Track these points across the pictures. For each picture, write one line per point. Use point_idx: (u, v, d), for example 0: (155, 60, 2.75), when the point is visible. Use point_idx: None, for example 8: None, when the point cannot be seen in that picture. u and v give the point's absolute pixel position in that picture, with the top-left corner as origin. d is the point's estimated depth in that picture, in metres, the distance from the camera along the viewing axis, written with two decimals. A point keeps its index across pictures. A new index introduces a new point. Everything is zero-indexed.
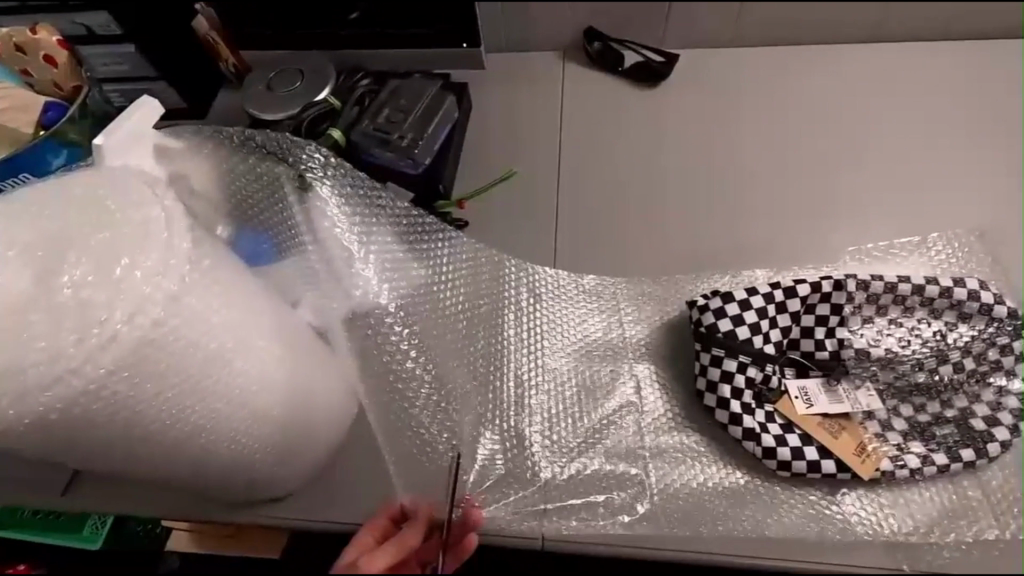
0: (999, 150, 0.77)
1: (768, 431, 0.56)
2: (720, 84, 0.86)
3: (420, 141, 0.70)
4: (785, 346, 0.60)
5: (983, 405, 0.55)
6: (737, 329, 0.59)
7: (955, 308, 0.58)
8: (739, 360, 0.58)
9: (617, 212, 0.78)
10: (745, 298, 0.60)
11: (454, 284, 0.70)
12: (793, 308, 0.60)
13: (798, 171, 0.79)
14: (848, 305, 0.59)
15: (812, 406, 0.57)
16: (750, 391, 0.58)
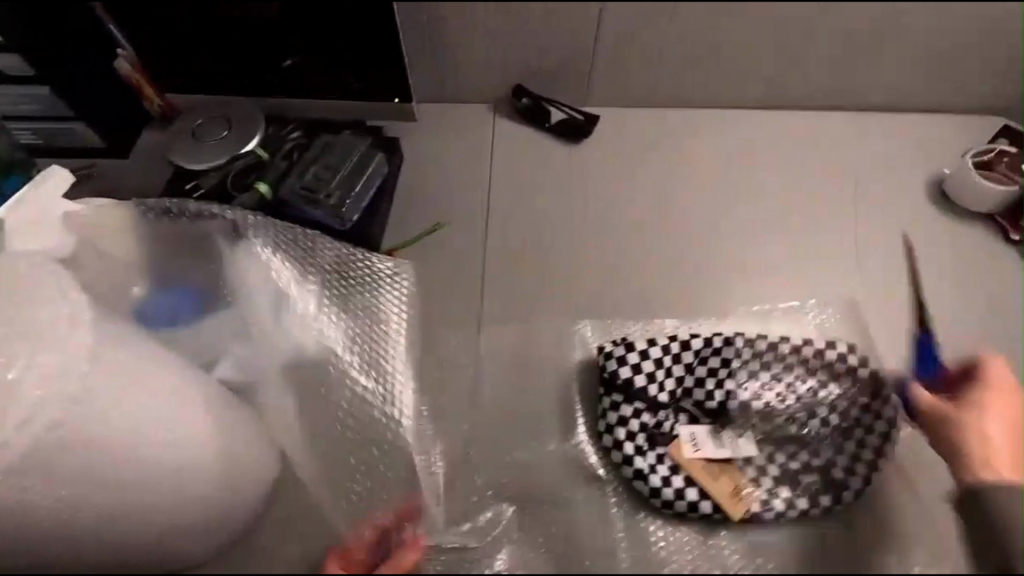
0: (873, 214, 0.88)
1: (656, 472, 0.63)
2: (635, 145, 0.94)
3: (347, 200, 0.72)
4: (679, 394, 0.67)
5: (844, 456, 0.61)
6: (636, 377, 0.66)
7: (826, 366, 0.66)
8: (633, 405, 0.66)
9: (539, 267, 0.83)
10: (645, 349, 0.67)
11: (391, 334, 0.71)
12: (687, 360, 0.67)
13: (699, 231, 0.87)
14: (734, 359, 0.67)
15: (698, 450, 0.63)
16: (643, 434, 0.65)
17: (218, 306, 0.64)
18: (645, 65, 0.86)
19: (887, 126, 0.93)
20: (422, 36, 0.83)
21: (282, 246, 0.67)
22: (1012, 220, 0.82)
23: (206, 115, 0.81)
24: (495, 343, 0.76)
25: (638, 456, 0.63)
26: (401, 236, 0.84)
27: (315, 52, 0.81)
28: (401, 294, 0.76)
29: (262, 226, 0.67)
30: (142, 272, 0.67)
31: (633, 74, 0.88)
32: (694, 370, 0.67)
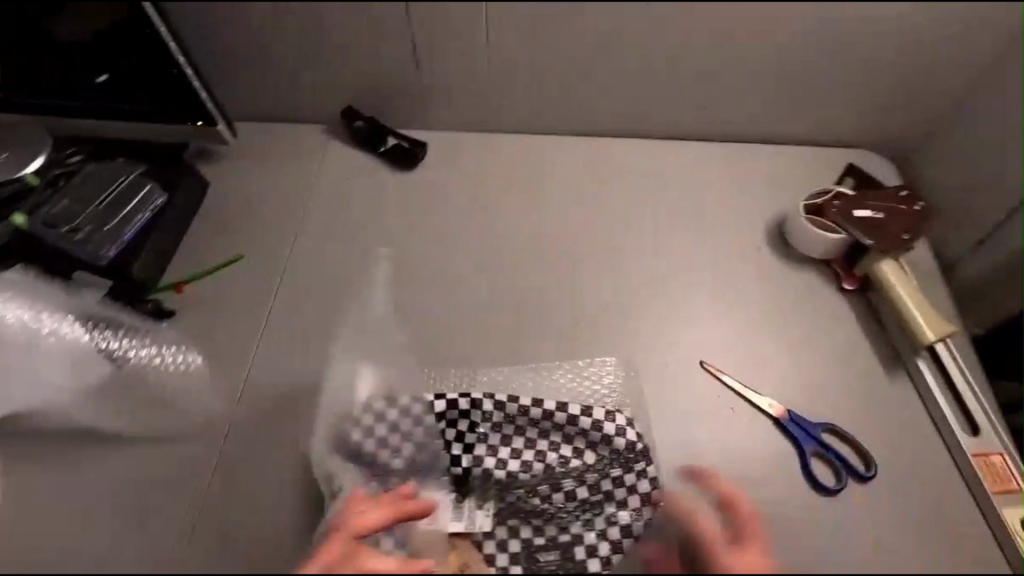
0: (713, 253, 0.80)
1: (378, 547, 0.58)
2: (472, 166, 0.86)
3: (105, 228, 0.69)
4: (417, 459, 0.64)
5: (591, 533, 0.62)
6: (369, 443, 0.63)
7: (584, 436, 0.65)
8: (360, 472, 0.63)
9: (337, 305, 0.76)
10: (381, 408, 0.65)
11: (142, 378, 0.69)
12: (430, 423, 0.65)
13: (521, 265, 0.79)
14: (482, 424, 0.65)
15: (432, 522, 0.61)
16: (371, 504, 0.62)
17: None
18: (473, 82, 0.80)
19: (741, 157, 0.86)
20: (230, 52, 0.78)
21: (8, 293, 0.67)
22: (846, 266, 0.76)
23: None
24: (266, 391, 0.69)
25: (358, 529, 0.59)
26: (185, 269, 0.77)
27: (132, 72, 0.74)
28: (167, 339, 0.72)
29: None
30: None
31: (462, 95, 0.83)
32: (441, 434, 0.65)
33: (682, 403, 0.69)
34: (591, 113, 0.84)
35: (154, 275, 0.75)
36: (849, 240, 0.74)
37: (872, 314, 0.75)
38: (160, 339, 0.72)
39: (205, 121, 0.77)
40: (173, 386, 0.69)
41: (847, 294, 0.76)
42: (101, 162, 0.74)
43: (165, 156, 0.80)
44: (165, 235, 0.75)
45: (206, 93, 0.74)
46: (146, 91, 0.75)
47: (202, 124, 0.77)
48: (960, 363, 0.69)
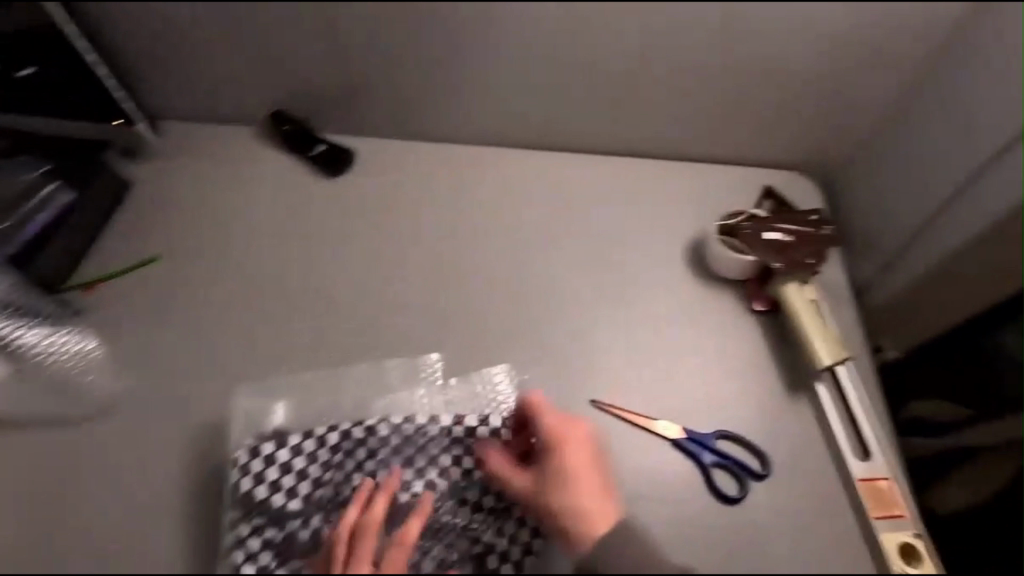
0: (640, 272, 0.80)
1: None
2: (403, 177, 0.84)
3: (2, 225, 0.70)
4: (315, 496, 0.60)
5: (502, 538, 0.61)
6: (260, 489, 0.59)
7: (483, 445, 0.65)
8: (253, 523, 0.59)
9: (251, 314, 0.73)
10: (270, 452, 0.61)
11: (41, 377, 0.67)
12: (324, 455, 0.62)
13: (447, 280, 0.78)
14: (379, 449, 0.63)
15: (337, 560, 0.55)
16: (269, 551, 0.57)
17: None
18: (402, 95, 0.79)
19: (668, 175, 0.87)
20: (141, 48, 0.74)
21: None
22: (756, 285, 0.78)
23: None
24: (167, 401, 0.67)
25: None
26: (99, 268, 0.75)
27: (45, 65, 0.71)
28: (72, 341, 0.70)
29: None
30: None
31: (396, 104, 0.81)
32: (339, 465, 0.62)
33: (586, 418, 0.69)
34: (524, 129, 0.84)
35: (63, 275, 0.72)
36: (759, 260, 0.75)
37: (788, 337, 0.75)
38: (68, 337, 0.70)
39: (124, 119, 0.79)
40: (72, 384, 0.67)
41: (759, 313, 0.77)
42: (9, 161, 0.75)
43: (80, 153, 0.78)
44: (73, 234, 0.74)
45: (122, 90, 0.76)
46: (64, 85, 0.73)
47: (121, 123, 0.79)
48: (857, 380, 0.72)
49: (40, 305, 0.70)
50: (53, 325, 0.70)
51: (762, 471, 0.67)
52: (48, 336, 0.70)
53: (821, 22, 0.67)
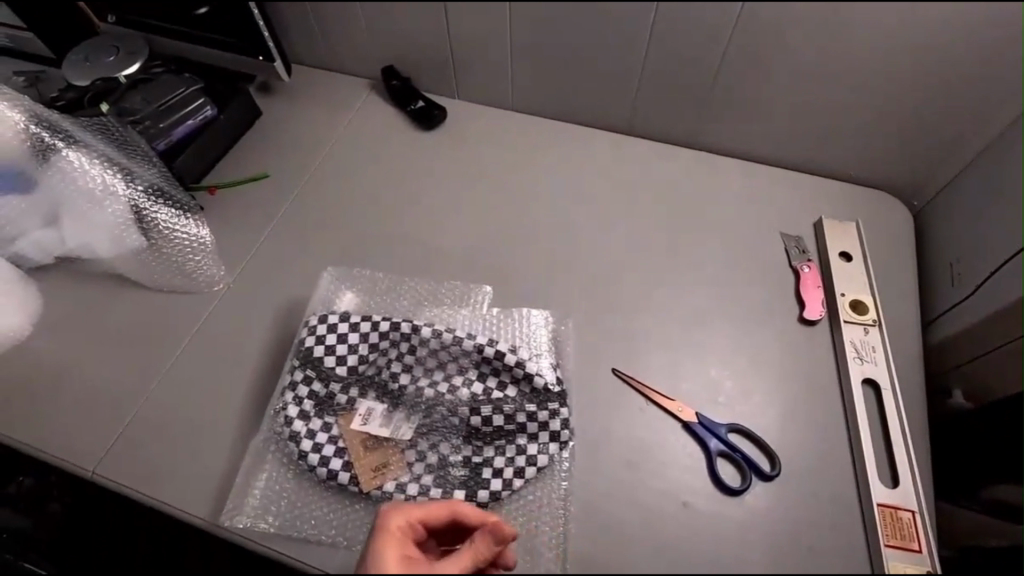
0: (693, 262, 0.80)
1: (313, 437, 0.63)
2: (484, 141, 0.93)
3: (160, 126, 0.84)
4: (359, 370, 0.65)
5: (499, 457, 0.63)
6: (318, 350, 0.65)
7: (508, 371, 0.65)
8: (306, 373, 0.65)
9: (333, 234, 0.85)
10: (334, 321, 0.66)
11: (165, 253, 0.81)
12: (372, 339, 0.65)
13: (503, 236, 0.84)
14: (417, 348, 0.65)
15: (364, 424, 0.64)
16: (312, 400, 0.64)
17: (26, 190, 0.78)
18: (498, 65, 0.85)
19: (738, 177, 0.87)
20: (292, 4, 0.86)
21: (92, 159, 0.80)
22: (808, 294, 0.75)
23: (106, 40, 0.94)
24: (250, 291, 0.79)
25: (297, 419, 0.63)
26: (222, 175, 0.89)
27: (220, 4, 0.85)
28: (194, 228, 0.82)
29: (84, 145, 0.80)
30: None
31: (491, 75, 0.87)
32: (384, 350, 0.66)
33: (604, 384, 0.70)
34: (605, 111, 0.88)
35: (196, 175, 0.87)
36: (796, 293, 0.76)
37: (836, 355, 0.72)
38: (189, 223, 0.82)
39: (265, 58, 0.89)
40: (186, 262, 0.80)
41: (810, 325, 0.74)
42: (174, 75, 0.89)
43: (231, 80, 0.93)
44: (211, 143, 0.88)
45: (269, 33, 0.86)
46: (228, 23, 0.87)
47: (262, 59, 0.90)
48: (903, 417, 0.66)
49: (176, 195, 0.83)
50: (182, 211, 0.83)
51: (771, 471, 0.64)
52: (176, 219, 0.82)
53: (928, 33, 0.64)
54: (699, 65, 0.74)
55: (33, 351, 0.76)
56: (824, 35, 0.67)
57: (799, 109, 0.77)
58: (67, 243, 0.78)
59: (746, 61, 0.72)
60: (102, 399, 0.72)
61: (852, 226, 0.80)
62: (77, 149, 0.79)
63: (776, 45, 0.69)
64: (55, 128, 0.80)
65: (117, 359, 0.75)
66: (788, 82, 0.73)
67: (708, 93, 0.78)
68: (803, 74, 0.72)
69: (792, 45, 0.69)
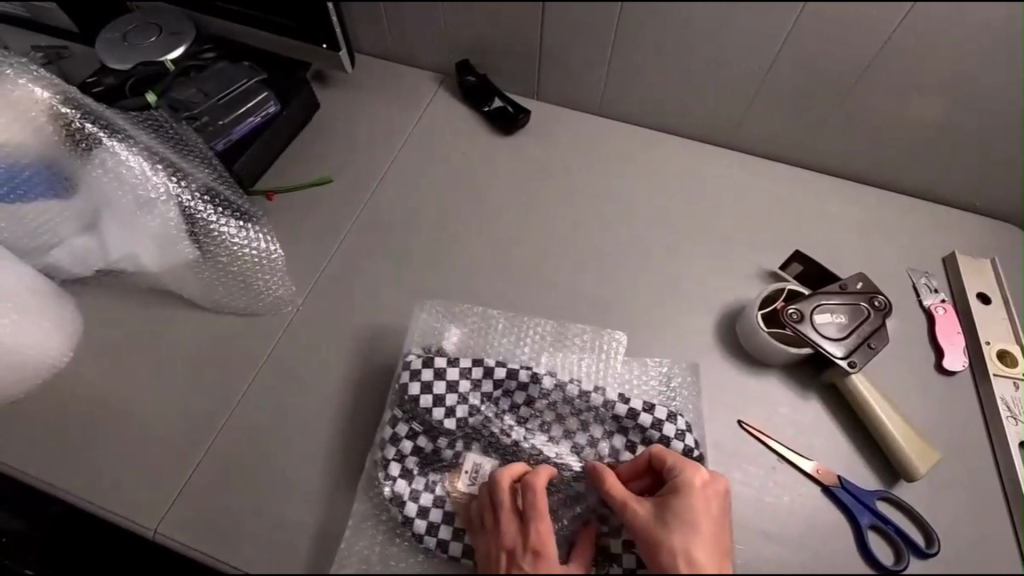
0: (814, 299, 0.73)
1: (418, 500, 0.55)
2: (571, 149, 0.84)
3: (217, 123, 0.73)
4: (470, 423, 0.57)
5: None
6: (424, 397, 0.57)
7: (639, 429, 0.58)
8: (411, 426, 0.57)
9: (411, 250, 0.76)
10: (444, 366, 0.59)
11: (224, 267, 0.71)
12: (486, 389, 0.59)
13: (601, 259, 0.76)
14: (536, 402, 0.58)
15: (474, 486, 0.55)
16: (415, 457, 0.56)
17: (66, 195, 0.66)
18: (597, 64, 0.76)
19: (853, 201, 0.80)
20: None
21: (144, 158, 0.69)
22: (947, 341, 0.68)
23: (144, 18, 0.83)
24: (321, 315, 0.70)
25: (400, 479, 0.55)
26: (283, 179, 0.79)
27: None
28: (256, 240, 0.72)
29: (136, 143, 0.69)
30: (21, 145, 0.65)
31: (588, 74, 0.78)
32: (496, 400, 0.59)
33: (730, 438, 0.63)
34: (710, 122, 0.80)
35: (253, 177, 0.77)
36: (935, 346, 0.68)
37: (984, 409, 0.65)
38: (253, 234, 0.72)
39: (329, 46, 0.78)
40: (251, 281, 0.71)
41: (949, 375, 0.67)
42: (230, 63, 0.77)
43: (289, 69, 0.82)
44: (273, 142, 0.77)
45: (336, 19, 0.75)
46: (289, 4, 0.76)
47: (326, 48, 0.79)
48: None
49: (237, 200, 0.73)
50: (243, 219, 0.73)
51: (928, 548, 0.57)
52: (236, 229, 0.72)
53: None
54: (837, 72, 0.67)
55: (76, 382, 0.66)
56: (998, 46, 0.60)
57: (943, 130, 0.69)
58: (113, 255, 0.68)
59: (897, 70, 0.65)
60: (161, 441, 0.63)
61: (986, 263, 0.73)
62: (129, 146, 0.68)
63: (936, 53, 0.62)
64: (103, 123, 0.68)
65: (171, 391, 0.65)
66: (939, 98, 0.66)
67: (839, 104, 0.70)
68: (960, 89, 0.64)
69: (958, 55, 0.61)
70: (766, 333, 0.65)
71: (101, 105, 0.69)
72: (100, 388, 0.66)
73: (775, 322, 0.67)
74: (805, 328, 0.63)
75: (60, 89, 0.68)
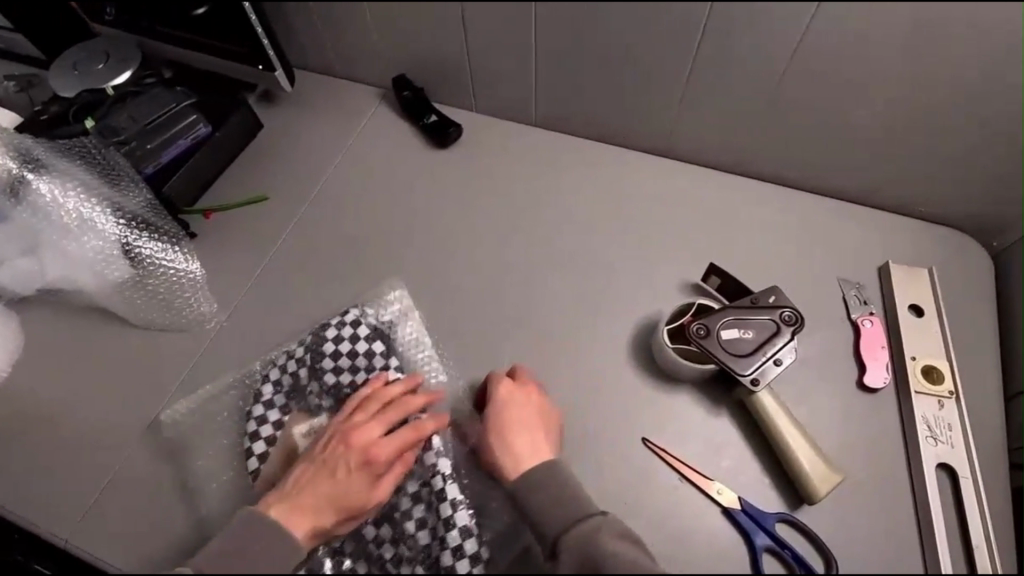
0: None
1: (262, 426, 0.64)
2: (504, 161, 0.84)
3: (148, 148, 0.76)
4: (338, 392, 0.66)
5: None
6: (324, 352, 0.66)
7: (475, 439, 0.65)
8: (299, 368, 0.66)
9: (336, 266, 0.77)
10: (352, 345, 0.67)
11: (151, 288, 0.74)
12: (358, 378, 0.66)
13: (523, 273, 0.75)
14: None
15: (304, 436, 0.63)
16: (282, 394, 0.66)
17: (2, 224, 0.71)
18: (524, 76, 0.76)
19: (789, 210, 0.77)
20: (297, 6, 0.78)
21: (70, 189, 0.73)
22: (870, 356, 0.65)
23: (94, 46, 0.87)
24: (246, 331, 0.72)
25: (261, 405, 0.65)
26: (218, 198, 0.82)
27: (216, 7, 0.76)
28: (182, 263, 0.75)
29: (62, 174, 0.73)
30: None
31: (516, 86, 0.78)
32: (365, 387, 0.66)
33: (632, 456, 0.63)
34: (641, 130, 0.79)
35: (189, 199, 0.80)
36: (858, 359, 0.66)
37: (905, 430, 0.62)
38: (177, 256, 0.76)
39: (264, 67, 0.80)
40: (177, 300, 0.74)
41: (872, 393, 0.65)
42: (164, 88, 0.81)
43: (228, 91, 0.85)
44: (206, 163, 0.80)
45: (268, 40, 0.77)
46: (225, 28, 0.78)
47: (262, 69, 0.81)
48: (985, 510, 0.57)
49: (162, 224, 0.76)
50: (170, 243, 0.76)
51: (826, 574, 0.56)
52: (160, 253, 0.75)
53: None
54: (758, 76, 0.65)
55: (13, 395, 0.70)
56: (915, 43, 0.58)
57: (872, 132, 0.67)
58: (44, 279, 0.72)
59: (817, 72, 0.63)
60: (85, 453, 0.66)
61: (923, 273, 0.70)
62: (54, 178, 0.73)
63: (854, 54, 0.60)
64: (32, 159, 0.74)
65: (104, 409, 0.69)
66: (863, 100, 0.64)
67: (763, 108, 0.69)
68: (883, 90, 0.62)
69: (875, 55, 0.60)
70: (670, 348, 0.64)
71: (33, 140, 0.74)
72: (35, 401, 0.70)
73: (682, 337, 0.65)
74: (711, 344, 0.62)
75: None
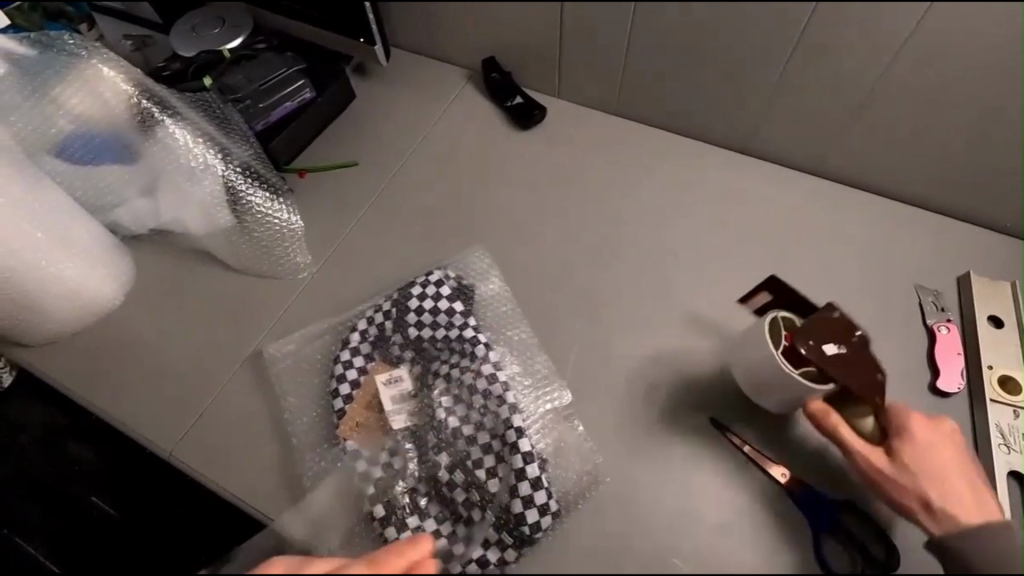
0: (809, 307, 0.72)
1: (348, 372, 0.68)
2: (583, 145, 0.86)
3: (258, 107, 0.84)
4: (421, 347, 0.70)
5: (426, 443, 0.65)
6: (410, 308, 0.71)
7: (549, 403, 0.67)
8: (385, 321, 0.70)
9: (419, 232, 0.81)
10: (436, 303, 0.71)
11: (252, 234, 0.80)
12: (439, 336, 0.70)
13: (597, 254, 0.77)
14: (465, 361, 0.68)
15: (388, 385, 0.67)
16: (368, 343, 0.70)
17: (132, 161, 0.77)
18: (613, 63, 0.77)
19: (868, 214, 0.77)
20: None
21: (194, 137, 0.78)
22: (944, 362, 0.66)
23: (208, 10, 0.93)
24: (333, 285, 0.77)
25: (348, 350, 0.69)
26: (313, 159, 0.87)
27: None
28: (282, 213, 0.81)
29: (188, 122, 0.78)
30: (100, 117, 0.75)
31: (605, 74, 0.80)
32: (446, 344, 0.70)
33: (699, 436, 0.65)
34: (724, 125, 0.79)
35: (287, 157, 0.86)
36: (930, 363, 0.67)
37: (975, 436, 0.63)
38: (280, 208, 0.81)
39: (365, 40, 0.83)
40: (275, 248, 0.79)
41: (944, 397, 0.66)
42: (276, 54, 0.88)
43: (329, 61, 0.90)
44: (306, 127, 0.86)
45: (373, 15, 0.80)
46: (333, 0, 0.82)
47: (362, 42, 0.84)
48: None
49: (270, 178, 0.82)
50: (274, 194, 0.82)
51: None
52: (265, 205, 0.81)
53: None
54: (874, 78, 0.65)
55: (121, 323, 0.77)
56: None
57: (982, 147, 0.66)
58: (163, 219, 0.78)
59: (937, 79, 0.63)
60: (182, 380, 0.72)
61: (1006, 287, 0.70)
62: (183, 125, 0.78)
63: (988, 64, 0.60)
64: (161, 103, 0.77)
65: (205, 344, 0.74)
66: (972, 110, 0.64)
67: (873, 114, 0.68)
68: (1008, 103, 0.62)
69: (1011, 69, 0.59)
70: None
71: (162, 86, 0.78)
72: (141, 329, 0.76)
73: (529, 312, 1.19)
74: None
75: (133, 70, 0.76)
